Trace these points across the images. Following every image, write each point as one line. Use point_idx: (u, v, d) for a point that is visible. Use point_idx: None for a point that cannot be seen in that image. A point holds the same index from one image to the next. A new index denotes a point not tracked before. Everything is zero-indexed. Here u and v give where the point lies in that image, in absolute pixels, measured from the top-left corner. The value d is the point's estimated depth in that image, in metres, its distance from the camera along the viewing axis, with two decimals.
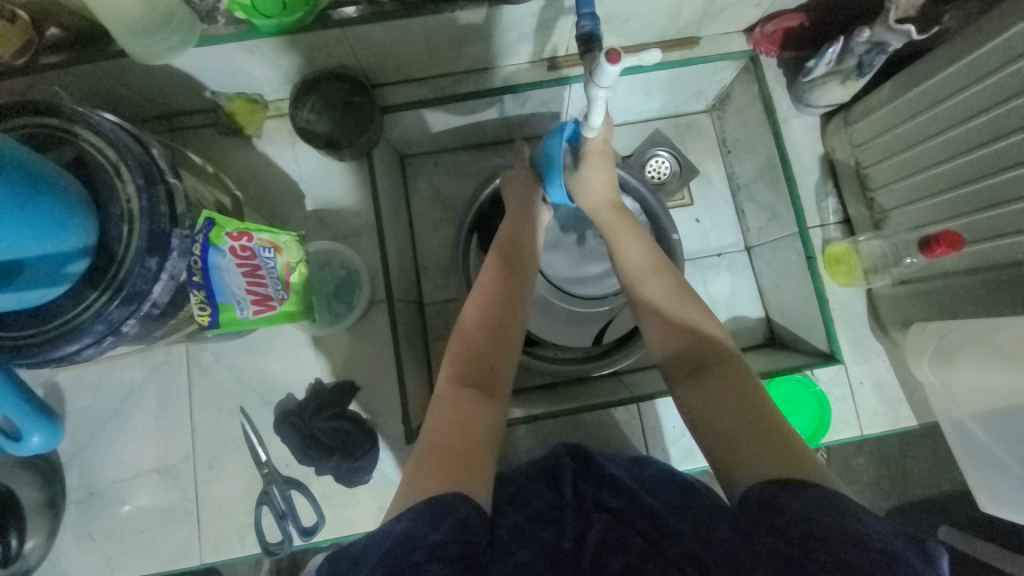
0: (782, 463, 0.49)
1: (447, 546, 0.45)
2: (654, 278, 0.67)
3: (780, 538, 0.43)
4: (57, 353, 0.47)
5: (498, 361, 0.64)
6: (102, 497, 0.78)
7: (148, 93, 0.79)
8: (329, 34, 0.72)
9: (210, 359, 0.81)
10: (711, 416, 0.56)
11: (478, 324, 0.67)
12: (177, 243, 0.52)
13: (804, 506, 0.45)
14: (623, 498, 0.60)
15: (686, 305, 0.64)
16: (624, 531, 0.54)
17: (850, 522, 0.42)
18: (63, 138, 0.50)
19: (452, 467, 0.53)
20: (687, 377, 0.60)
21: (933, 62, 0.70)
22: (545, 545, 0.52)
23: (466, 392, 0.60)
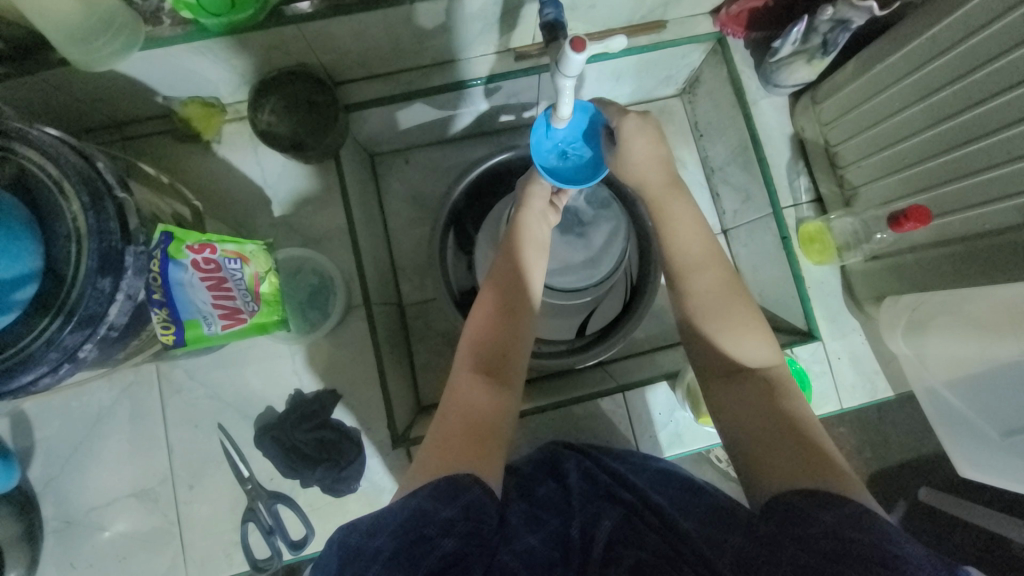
0: (809, 471, 0.50)
1: (460, 521, 0.48)
2: (700, 275, 0.65)
3: (805, 548, 0.44)
4: (12, 385, 0.45)
5: (511, 351, 0.65)
6: (79, 526, 0.76)
7: (94, 102, 0.75)
8: (284, 31, 0.69)
9: (183, 376, 0.78)
10: (737, 412, 0.58)
11: (493, 316, 0.67)
12: (132, 261, 0.49)
13: (835, 519, 0.45)
14: (631, 491, 0.65)
15: (731, 310, 0.63)
16: (635, 526, 0.59)
17: (882, 544, 0.42)
18: (0, 156, 0.47)
19: (462, 453, 0.55)
20: (722, 375, 0.61)
21: (895, 38, 0.71)
22: (555, 532, 0.57)
23: (481, 382, 0.61)
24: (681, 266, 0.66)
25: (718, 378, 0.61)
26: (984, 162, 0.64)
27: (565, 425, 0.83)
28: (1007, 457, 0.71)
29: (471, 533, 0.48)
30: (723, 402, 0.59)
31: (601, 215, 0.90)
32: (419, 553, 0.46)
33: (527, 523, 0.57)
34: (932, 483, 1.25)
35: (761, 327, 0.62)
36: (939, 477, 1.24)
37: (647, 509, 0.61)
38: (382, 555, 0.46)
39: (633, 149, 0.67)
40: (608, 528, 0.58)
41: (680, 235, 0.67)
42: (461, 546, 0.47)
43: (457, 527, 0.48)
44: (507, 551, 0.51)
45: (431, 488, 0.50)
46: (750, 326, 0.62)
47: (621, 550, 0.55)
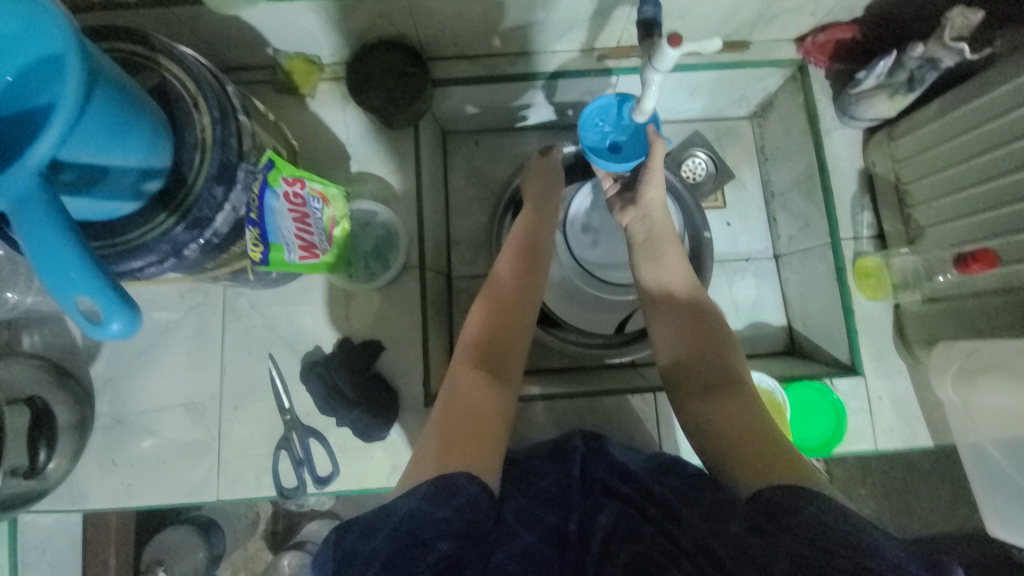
0: (779, 467, 0.54)
1: (455, 522, 0.50)
2: (673, 299, 0.74)
3: (794, 538, 0.46)
4: (122, 268, 0.50)
5: (513, 350, 0.69)
6: (129, 426, 0.81)
7: (213, 44, 0.82)
8: (395, 2, 0.75)
9: (245, 305, 0.84)
10: (715, 424, 0.62)
11: (492, 313, 0.71)
12: (242, 176, 0.55)
13: (817, 511, 0.47)
14: (631, 482, 0.61)
15: (699, 331, 0.71)
16: (634, 521, 0.57)
17: (860, 532, 0.45)
18: (148, 66, 0.52)
19: (463, 446, 0.57)
20: (699, 392, 0.66)
21: (982, 83, 0.71)
22: (552, 526, 0.56)
23: (482, 373, 0.65)
24: (661, 284, 0.75)
25: (696, 393, 0.66)
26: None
27: (591, 414, 0.82)
28: None
29: (464, 534, 0.50)
30: (699, 416, 0.64)
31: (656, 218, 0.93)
32: (416, 554, 0.47)
33: (523, 517, 0.56)
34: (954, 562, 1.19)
35: (727, 346, 0.69)
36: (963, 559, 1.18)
37: (647, 501, 0.58)
38: (378, 557, 0.47)
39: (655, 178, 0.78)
40: (606, 523, 0.56)
41: (669, 262, 0.76)
42: (456, 548, 0.49)
43: (452, 528, 0.49)
44: (503, 551, 0.52)
45: (426, 486, 0.52)
46: (719, 349, 0.69)
47: (618, 544, 0.54)
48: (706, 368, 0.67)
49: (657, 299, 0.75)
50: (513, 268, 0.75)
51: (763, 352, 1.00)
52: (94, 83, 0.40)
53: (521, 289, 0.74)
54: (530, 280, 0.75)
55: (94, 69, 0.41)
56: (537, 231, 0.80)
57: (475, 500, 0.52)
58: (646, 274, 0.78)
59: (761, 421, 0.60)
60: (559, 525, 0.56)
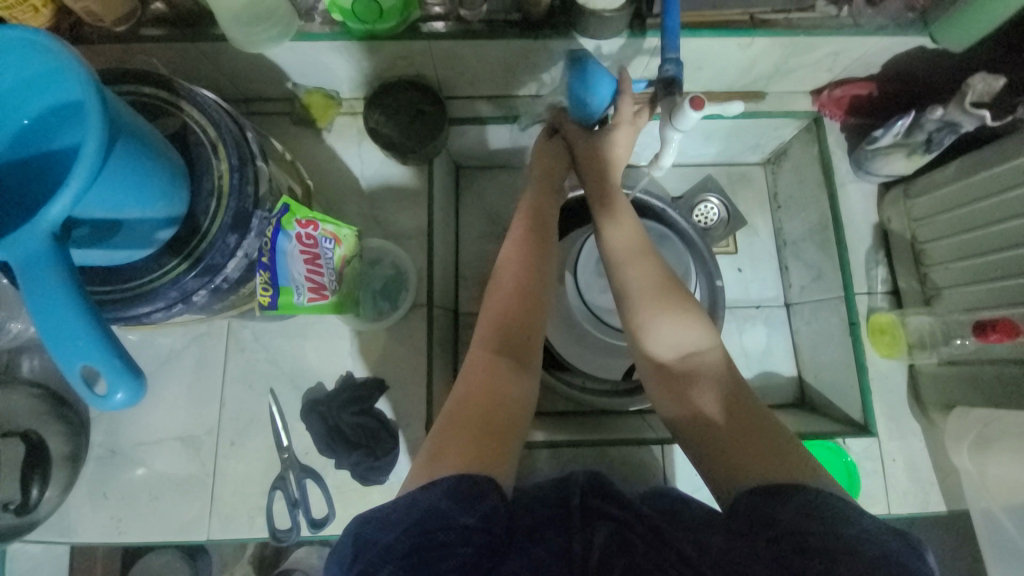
0: (772, 464, 0.53)
1: (478, 533, 0.47)
2: (635, 268, 0.68)
3: (773, 543, 0.46)
4: (129, 313, 0.49)
5: (532, 335, 0.65)
6: (123, 457, 0.79)
7: (233, 76, 0.82)
8: (417, 45, 0.76)
9: (249, 337, 0.82)
10: (696, 410, 0.60)
11: (507, 296, 0.66)
12: (256, 224, 0.53)
13: (794, 512, 0.48)
14: (619, 501, 0.56)
15: (665, 301, 0.65)
16: (630, 538, 0.51)
17: (838, 528, 0.46)
18: (170, 111, 0.53)
19: (479, 447, 0.53)
20: (671, 375, 0.63)
21: (1001, 149, 0.71)
22: (557, 546, 0.50)
23: (501, 359, 0.62)
24: (624, 254, 0.69)
25: (668, 377, 0.63)
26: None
27: (597, 464, 0.80)
28: None
29: (485, 542, 0.47)
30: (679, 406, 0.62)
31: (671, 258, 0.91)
32: (433, 557, 0.45)
33: (527, 533, 0.50)
34: None
35: (690, 313, 0.65)
36: None
37: (638, 520, 0.53)
38: (393, 555, 0.45)
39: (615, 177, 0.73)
40: (603, 537, 0.51)
41: (619, 232, 0.71)
42: (474, 556, 0.46)
43: (475, 536, 0.46)
44: (512, 564, 0.47)
45: (447, 482, 0.49)
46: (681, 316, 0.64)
47: (615, 564, 0.49)
48: (670, 347, 0.64)
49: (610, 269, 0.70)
50: (517, 248, 0.70)
51: (773, 403, 0.98)
52: (115, 138, 0.40)
53: (529, 275, 0.68)
54: (528, 257, 0.69)
55: (116, 123, 0.41)
56: (534, 214, 0.74)
57: (494, 510, 0.49)
58: (604, 241, 0.71)
59: (739, 398, 0.59)
60: (563, 545, 0.50)
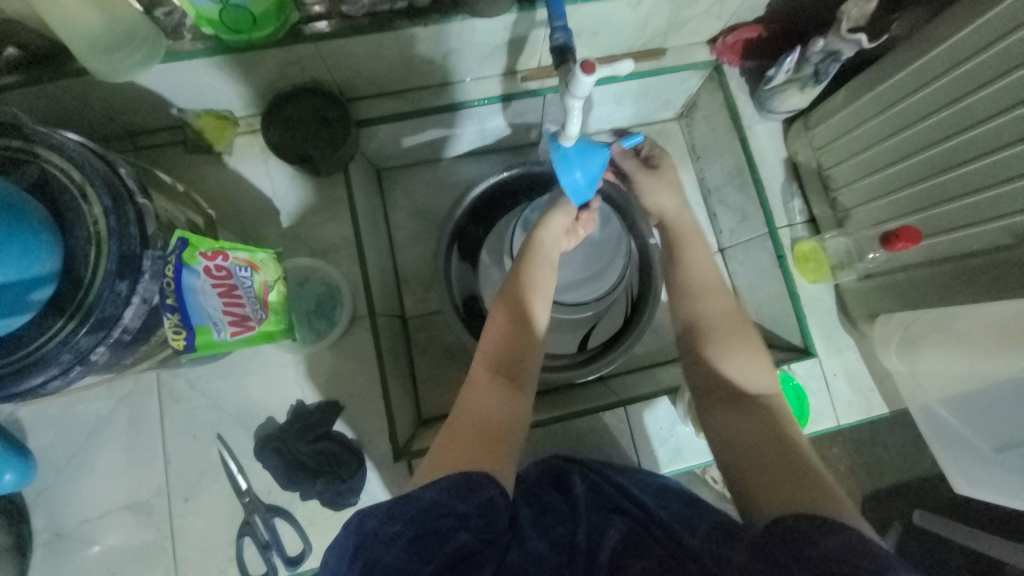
0: (804, 492, 0.50)
1: (474, 517, 0.47)
2: (713, 300, 0.71)
3: (808, 573, 0.41)
4: (21, 387, 0.45)
5: (529, 361, 0.65)
6: (68, 540, 0.73)
7: (108, 112, 0.76)
8: (301, 49, 0.72)
9: (183, 386, 0.77)
10: (734, 430, 0.59)
11: (518, 318, 0.66)
12: (149, 265, 0.50)
13: (835, 547, 0.43)
14: (635, 505, 0.62)
15: (735, 338, 0.67)
16: (641, 535, 0.55)
17: (884, 573, 0.40)
18: (23, 160, 0.47)
19: (475, 450, 0.54)
20: (720, 399, 0.63)
21: (882, 69, 0.75)
22: (562, 537, 0.53)
23: (502, 382, 0.62)
24: (691, 290, 0.73)
25: (718, 401, 0.63)
26: (980, 182, 0.66)
27: (565, 437, 0.81)
28: (997, 472, 0.73)
29: (482, 528, 0.47)
30: (721, 425, 0.61)
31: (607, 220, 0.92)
32: (433, 542, 0.44)
33: (536, 524, 0.54)
34: (926, 506, 1.26)
35: (758, 351, 0.66)
36: (931, 500, 1.26)
37: (652, 520, 0.58)
38: (398, 540, 0.44)
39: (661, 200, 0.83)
40: (616, 538, 0.55)
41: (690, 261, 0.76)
42: (476, 541, 0.46)
43: (471, 522, 0.46)
44: (518, 553, 0.48)
45: (449, 478, 0.49)
46: (744, 355, 0.65)
47: (628, 562, 0.51)
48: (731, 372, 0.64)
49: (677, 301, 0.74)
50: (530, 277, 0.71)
51: None
52: None
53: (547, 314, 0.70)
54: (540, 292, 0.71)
55: None
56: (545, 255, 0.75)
57: (492, 501, 0.49)
58: (681, 271, 0.76)
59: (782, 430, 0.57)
60: (569, 537, 0.54)
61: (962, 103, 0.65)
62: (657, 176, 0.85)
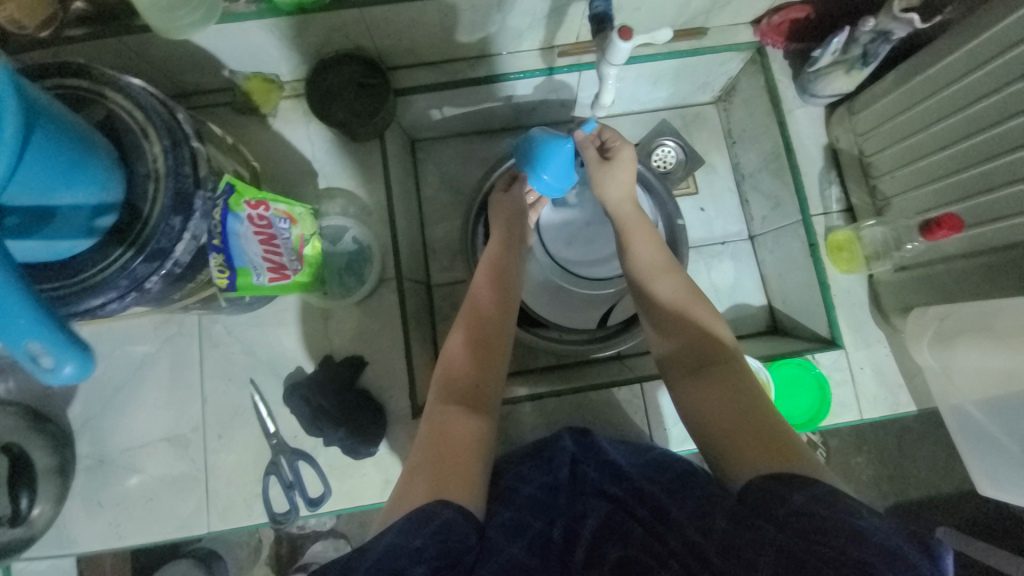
0: (774, 456, 0.51)
1: (430, 549, 0.47)
2: (662, 281, 0.68)
3: (779, 531, 0.44)
4: (81, 306, 0.49)
5: (487, 382, 0.64)
6: (112, 465, 0.80)
7: (167, 70, 0.80)
8: (347, 15, 0.74)
9: (222, 332, 0.82)
10: (703, 410, 0.58)
11: (470, 338, 0.67)
12: (200, 205, 0.54)
13: (806, 500, 0.45)
14: (621, 484, 0.62)
15: (695, 311, 0.65)
16: (622, 521, 0.57)
17: (849, 519, 0.42)
18: (95, 100, 0.52)
19: (437, 476, 0.54)
20: (686, 374, 0.62)
21: (934, 51, 0.72)
22: (537, 534, 0.55)
23: (458, 406, 0.61)
24: (648, 272, 0.69)
25: (684, 374, 0.62)
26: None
27: (581, 409, 0.82)
28: None
29: (441, 558, 0.47)
30: (690, 405, 0.60)
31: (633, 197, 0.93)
32: None
33: (507, 530, 0.54)
34: (952, 523, 1.21)
35: (717, 323, 0.64)
36: (959, 517, 1.21)
37: (637, 502, 0.59)
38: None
39: (620, 172, 0.74)
40: (592, 527, 0.57)
41: (636, 242, 0.72)
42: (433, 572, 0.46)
43: (427, 554, 0.47)
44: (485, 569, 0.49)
45: (399, 522, 0.49)
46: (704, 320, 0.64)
47: (605, 549, 0.54)
48: (689, 350, 0.63)
49: (636, 283, 0.70)
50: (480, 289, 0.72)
51: (746, 333, 1.01)
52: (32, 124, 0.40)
53: (501, 307, 0.70)
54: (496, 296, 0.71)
55: (30, 109, 0.40)
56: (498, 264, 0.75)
57: (452, 523, 0.50)
58: (630, 262, 0.71)
59: (748, 393, 0.58)
60: (545, 531, 0.56)
61: (1008, 89, 0.63)
62: (612, 168, 0.74)
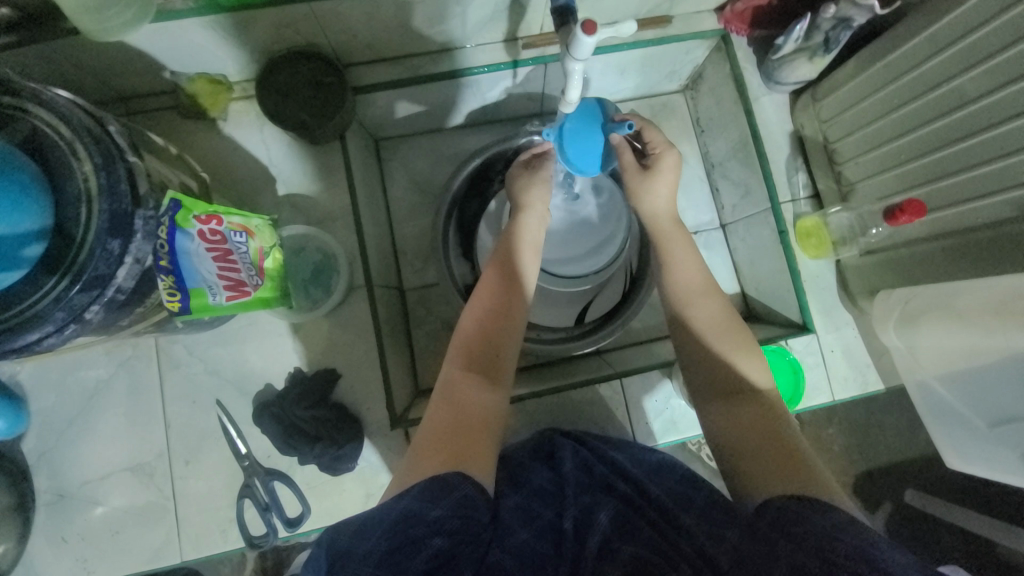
0: (795, 479, 0.52)
1: (449, 521, 0.47)
2: (700, 303, 0.67)
3: (798, 548, 0.44)
4: (17, 343, 0.45)
5: (503, 357, 0.63)
6: (73, 499, 0.75)
7: (101, 75, 0.74)
8: (295, 9, 0.69)
9: (182, 352, 0.78)
10: (729, 432, 0.59)
11: (492, 310, 0.66)
12: (141, 225, 0.49)
13: (825, 522, 0.46)
14: (630, 485, 0.62)
15: (731, 337, 0.65)
16: (632, 519, 0.56)
17: (867, 547, 0.43)
18: (14, 116, 0.47)
19: (452, 450, 0.54)
20: (715, 399, 0.62)
21: (894, 37, 0.73)
22: (547, 524, 0.55)
23: (477, 377, 0.61)
24: (680, 292, 0.68)
25: (712, 399, 0.62)
26: (988, 154, 0.64)
27: (562, 408, 0.81)
28: (991, 447, 0.74)
29: (457, 534, 0.47)
30: (718, 426, 0.60)
31: (605, 192, 0.90)
32: (410, 553, 0.44)
33: (519, 515, 0.54)
34: (918, 487, 1.27)
35: (752, 350, 0.64)
36: (925, 481, 1.27)
37: (647, 503, 0.58)
38: (372, 557, 0.44)
39: (660, 181, 0.72)
40: (605, 523, 0.55)
41: (677, 255, 0.71)
42: (452, 544, 0.46)
43: (446, 525, 0.47)
44: (501, 547, 0.49)
45: (421, 487, 0.49)
46: (738, 349, 0.64)
47: (617, 545, 0.52)
48: (721, 374, 0.63)
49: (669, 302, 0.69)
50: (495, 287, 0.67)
51: None
52: None
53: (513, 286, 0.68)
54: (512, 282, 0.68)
55: None
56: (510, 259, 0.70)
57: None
58: (666, 280, 0.70)
59: (775, 421, 0.58)
60: (554, 522, 0.55)
61: (972, 73, 0.64)
62: (650, 177, 0.72)
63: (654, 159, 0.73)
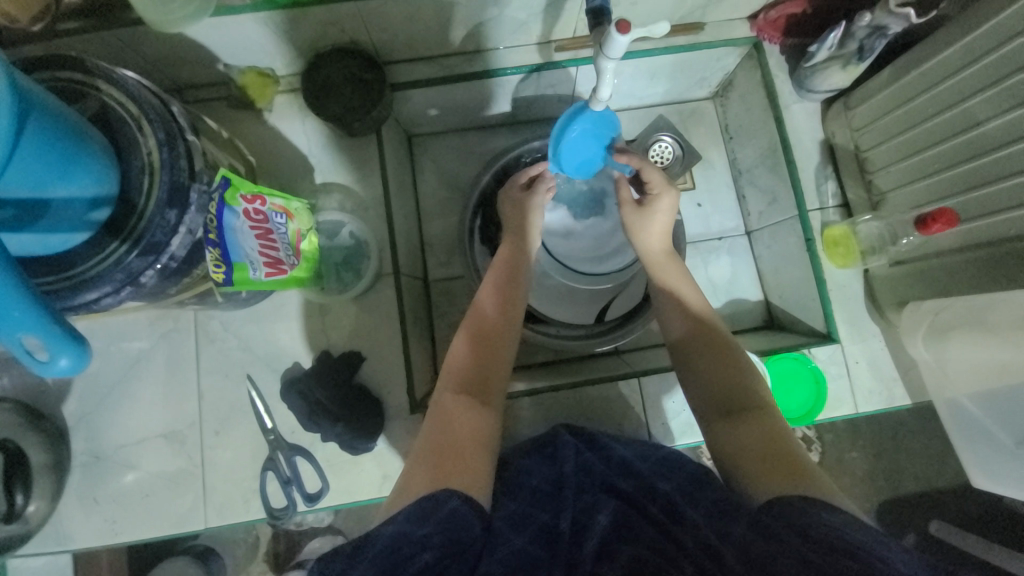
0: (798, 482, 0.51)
1: (436, 536, 0.48)
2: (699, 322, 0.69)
3: (803, 543, 0.44)
4: (77, 301, 0.49)
5: (496, 371, 0.66)
6: (109, 461, 0.79)
7: (161, 64, 0.80)
8: (343, 7, 0.73)
9: (218, 327, 0.82)
10: (730, 445, 0.58)
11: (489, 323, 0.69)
12: (195, 198, 0.54)
13: (834, 519, 0.46)
14: (632, 482, 0.62)
15: (729, 355, 0.66)
16: (634, 520, 0.56)
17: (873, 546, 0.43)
18: (87, 93, 0.51)
19: (446, 464, 0.55)
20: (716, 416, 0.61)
21: (929, 46, 0.72)
22: (543, 526, 0.56)
23: (467, 399, 0.62)
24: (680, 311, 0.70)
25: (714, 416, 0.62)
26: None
27: (577, 404, 0.82)
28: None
29: (449, 544, 0.48)
30: (719, 440, 0.60)
31: None
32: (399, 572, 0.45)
33: (512, 522, 0.55)
34: (946, 516, 1.22)
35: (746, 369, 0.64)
36: (954, 511, 1.22)
37: (649, 502, 0.58)
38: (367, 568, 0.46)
39: (657, 217, 0.76)
40: (605, 523, 0.55)
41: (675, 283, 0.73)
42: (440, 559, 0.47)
43: (435, 540, 0.48)
44: (492, 558, 0.50)
45: (406, 510, 0.50)
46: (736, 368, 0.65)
47: (617, 547, 0.52)
48: (719, 392, 0.63)
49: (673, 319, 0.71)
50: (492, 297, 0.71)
51: (742, 328, 1.01)
52: (26, 116, 0.39)
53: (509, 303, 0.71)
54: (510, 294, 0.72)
55: (24, 101, 0.40)
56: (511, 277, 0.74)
57: (458, 511, 0.50)
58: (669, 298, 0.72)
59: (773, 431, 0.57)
60: (550, 524, 0.56)
61: (1008, 81, 0.63)
62: (647, 215, 0.77)
63: (652, 199, 0.77)
